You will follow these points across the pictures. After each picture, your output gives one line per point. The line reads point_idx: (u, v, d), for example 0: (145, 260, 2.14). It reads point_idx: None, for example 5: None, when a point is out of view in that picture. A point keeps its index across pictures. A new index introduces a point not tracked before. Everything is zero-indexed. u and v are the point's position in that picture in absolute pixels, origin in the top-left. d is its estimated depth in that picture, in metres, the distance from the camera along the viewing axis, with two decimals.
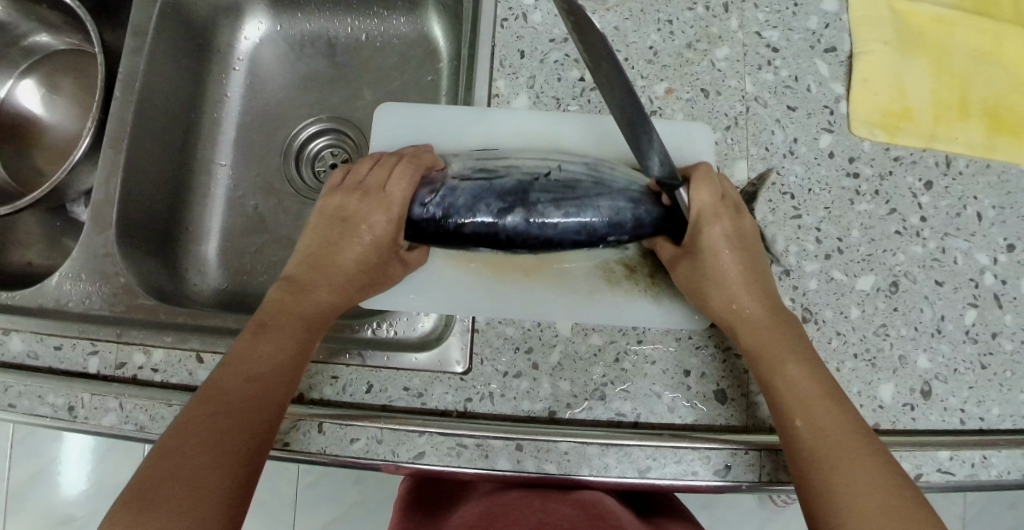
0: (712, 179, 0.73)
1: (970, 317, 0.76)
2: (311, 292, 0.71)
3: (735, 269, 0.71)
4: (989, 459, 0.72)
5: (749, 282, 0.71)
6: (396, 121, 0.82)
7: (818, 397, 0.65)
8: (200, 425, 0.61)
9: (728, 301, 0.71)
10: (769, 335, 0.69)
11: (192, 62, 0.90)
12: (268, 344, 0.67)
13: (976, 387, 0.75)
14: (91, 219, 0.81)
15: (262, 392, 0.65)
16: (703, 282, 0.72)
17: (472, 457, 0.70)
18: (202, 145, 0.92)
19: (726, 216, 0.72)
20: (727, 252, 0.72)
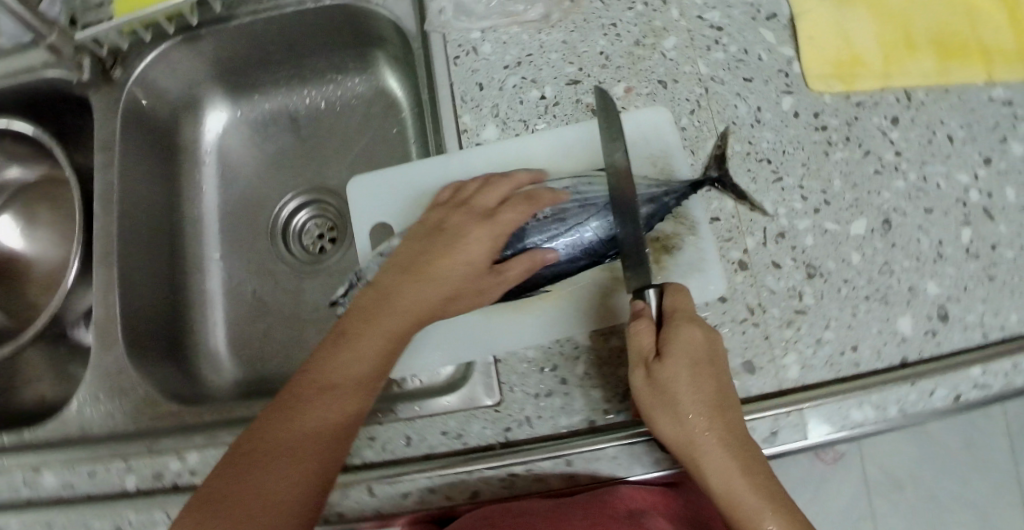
0: (686, 292, 0.70)
1: (966, 236, 0.77)
2: (396, 312, 0.69)
3: (706, 383, 0.66)
4: (1020, 366, 0.74)
5: (720, 405, 0.66)
6: (369, 206, 0.82)
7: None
8: (266, 441, 0.64)
9: (688, 433, 0.65)
10: (735, 479, 0.64)
11: (163, 164, 0.92)
12: (350, 364, 0.67)
13: (990, 301, 0.76)
14: (97, 337, 0.81)
15: (336, 416, 0.66)
16: (664, 405, 0.66)
17: (526, 483, 0.71)
18: (189, 242, 0.93)
19: (676, 338, 0.67)
20: (696, 365, 0.66)
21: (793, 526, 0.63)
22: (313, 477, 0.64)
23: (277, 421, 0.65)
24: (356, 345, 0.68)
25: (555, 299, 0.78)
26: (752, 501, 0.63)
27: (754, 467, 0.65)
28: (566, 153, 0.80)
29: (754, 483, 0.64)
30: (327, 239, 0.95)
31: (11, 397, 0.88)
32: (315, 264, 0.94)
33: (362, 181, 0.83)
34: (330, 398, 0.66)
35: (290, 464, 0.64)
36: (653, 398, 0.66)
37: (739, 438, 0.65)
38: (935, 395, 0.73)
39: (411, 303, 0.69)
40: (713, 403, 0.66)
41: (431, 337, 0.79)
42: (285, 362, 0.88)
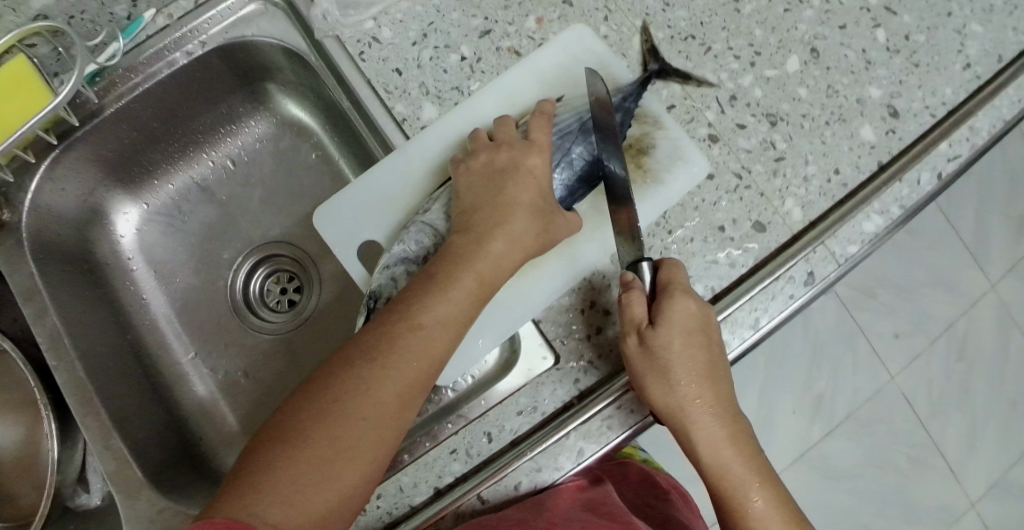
0: (679, 271, 0.71)
1: (881, 36, 0.83)
2: (472, 256, 0.68)
3: (701, 352, 0.69)
4: (975, 127, 0.80)
5: (713, 374, 0.70)
6: (342, 225, 0.79)
7: (756, 493, 0.69)
8: (341, 384, 0.61)
9: (680, 398, 0.69)
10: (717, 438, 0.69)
11: (93, 288, 0.83)
12: (432, 314, 0.64)
13: (924, 83, 0.82)
14: (117, 488, 0.73)
15: (418, 374, 0.63)
16: (659, 373, 0.68)
17: (623, 420, 0.71)
18: (158, 355, 0.85)
19: (670, 309, 0.69)
20: (692, 336, 0.69)
21: (767, 485, 0.70)
22: (393, 433, 0.62)
23: (352, 386, 0.61)
24: (442, 290, 0.66)
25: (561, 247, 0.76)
26: (734, 466, 0.69)
27: (737, 434, 0.70)
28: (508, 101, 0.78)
29: (733, 447, 0.69)
30: (292, 289, 0.89)
31: None
32: (298, 319, 0.87)
33: (327, 209, 0.79)
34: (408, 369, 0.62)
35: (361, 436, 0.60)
36: (648, 367, 0.69)
37: (726, 407, 0.70)
38: (921, 181, 0.78)
39: (482, 264, 0.67)
40: (703, 370, 0.69)
41: (467, 327, 0.75)
42: None
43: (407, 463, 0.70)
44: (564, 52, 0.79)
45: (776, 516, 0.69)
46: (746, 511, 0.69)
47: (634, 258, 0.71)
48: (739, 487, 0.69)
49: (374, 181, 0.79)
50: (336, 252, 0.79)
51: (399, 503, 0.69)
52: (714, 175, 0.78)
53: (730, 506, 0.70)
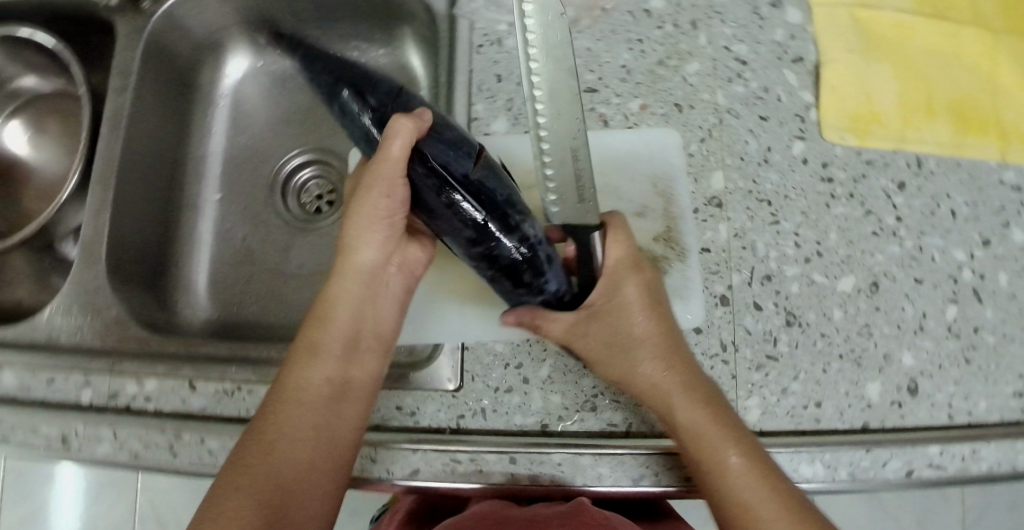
0: (622, 240, 0.74)
1: (951, 313, 0.77)
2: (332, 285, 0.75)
3: (654, 331, 0.72)
4: (980, 452, 0.73)
5: (667, 344, 0.72)
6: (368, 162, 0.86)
7: (738, 461, 0.68)
8: (241, 446, 0.70)
9: (641, 374, 0.71)
10: (693, 411, 0.69)
11: (177, 99, 0.94)
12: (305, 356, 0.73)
13: (962, 382, 0.76)
14: (82, 254, 0.84)
15: (288, 397, 0.71)
16: (619, 349, 0.72)
17: (466, 473, 0.72)
18: (192, 181, 0.96)
19: (624, 279, 0.73)
20: (648, 311, 0.73)
21: (749, 449, 0.68)
22: (282, 451, 0.69)
23: (243, 461, 0.68)
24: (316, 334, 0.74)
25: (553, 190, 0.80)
26: (712, 436, 0.68)
27: (709, 400, 0.70)
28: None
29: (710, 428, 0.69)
30: (325, 201, 0.96)
31: None
32: (311, 226, 0.95)
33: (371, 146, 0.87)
34: (288, 414, 0.70)
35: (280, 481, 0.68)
36: (605, 346, 0.72)
37: (691, 377, 0.71)
38: (888, 466, 0.72)
39: (354, 299, 0.75)
40: (658, 349, 0.72)
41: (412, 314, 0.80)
42: (260, 310, 0.91)
43: None
44: (642, 143, 0.81)
45: (752, 483, 0.67)
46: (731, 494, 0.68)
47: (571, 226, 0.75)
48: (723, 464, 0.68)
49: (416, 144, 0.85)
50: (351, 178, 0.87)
51: None
52: (701, 331, 0.76)
53: (716, 489, 0.69)
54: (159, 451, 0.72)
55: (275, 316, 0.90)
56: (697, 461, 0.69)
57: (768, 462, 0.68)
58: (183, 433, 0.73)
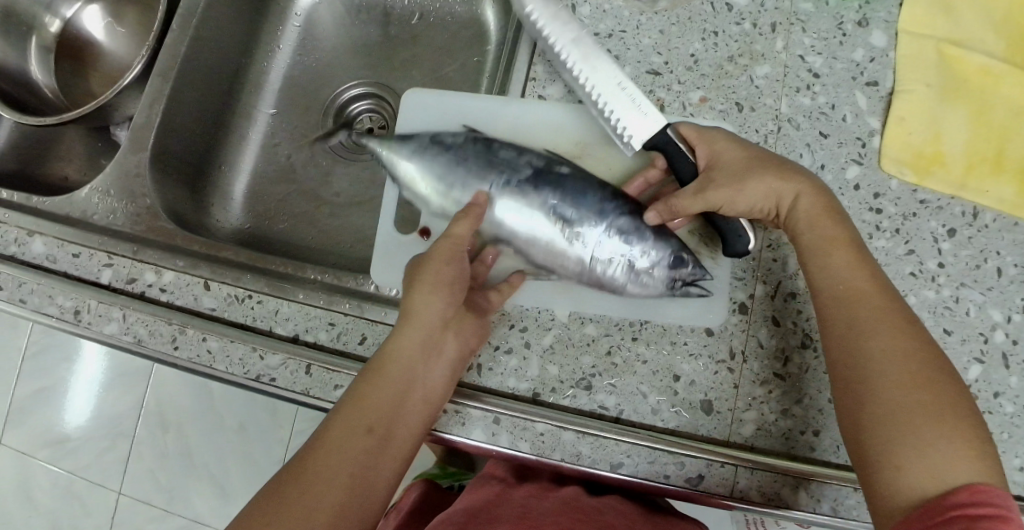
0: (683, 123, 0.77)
1: (973, 372, 0.75)
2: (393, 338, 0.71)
3: (760, 159, 0.72)
4: None
5: (778, 163, 0.72)
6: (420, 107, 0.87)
7: (857, 277, 0.68)
8: (278, 482, 0.65)
9: (761, 194, 0.71)
10: (812, 226, 0.70)
11: (250, 9, 0.96)
12: (358, 398, 0.68)
13: None
14: (130, 140, 0.86)
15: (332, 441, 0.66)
16: (739, 176, 0.72)
17: (448, 423, 0.72)
18: (249, 92, 0.98)
19: (719, 132, 0.74)
20: (749, 156, 0.73)
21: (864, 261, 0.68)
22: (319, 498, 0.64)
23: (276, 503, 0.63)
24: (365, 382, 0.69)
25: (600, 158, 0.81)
26: (829, 250, 0.69)
27: (829, 215, 0.70)
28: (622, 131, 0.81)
29: (826, 240, 0.69)
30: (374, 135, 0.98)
31: (42, 165, 0.94)
32: (356, 156, 0.96)
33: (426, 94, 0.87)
34: (331, 455, 0.66)
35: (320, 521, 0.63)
36: (724, 176, 0.72)
37: (813, 190, 0.71)
38: None
39: (413, 348, 0.70)
40: (772, 173, 0.71)
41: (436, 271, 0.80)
42: (290, 228, 0.92)
43: (298, 299, 0.76)
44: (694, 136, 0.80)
45: (867, 292, 0.67)
46: (864, 332, 0.65)
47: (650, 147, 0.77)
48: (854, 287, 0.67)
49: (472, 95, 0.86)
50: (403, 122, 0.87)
51: (266, 320, 0.76)
52: (712, 334, 0.74)
53: (844, 319, 0.66)
54: (162, 341, 0.75)
55: (303, 238, 0.92)
56: (827, 289, 0.68)
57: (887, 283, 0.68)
58: (188, 327, 0.74)
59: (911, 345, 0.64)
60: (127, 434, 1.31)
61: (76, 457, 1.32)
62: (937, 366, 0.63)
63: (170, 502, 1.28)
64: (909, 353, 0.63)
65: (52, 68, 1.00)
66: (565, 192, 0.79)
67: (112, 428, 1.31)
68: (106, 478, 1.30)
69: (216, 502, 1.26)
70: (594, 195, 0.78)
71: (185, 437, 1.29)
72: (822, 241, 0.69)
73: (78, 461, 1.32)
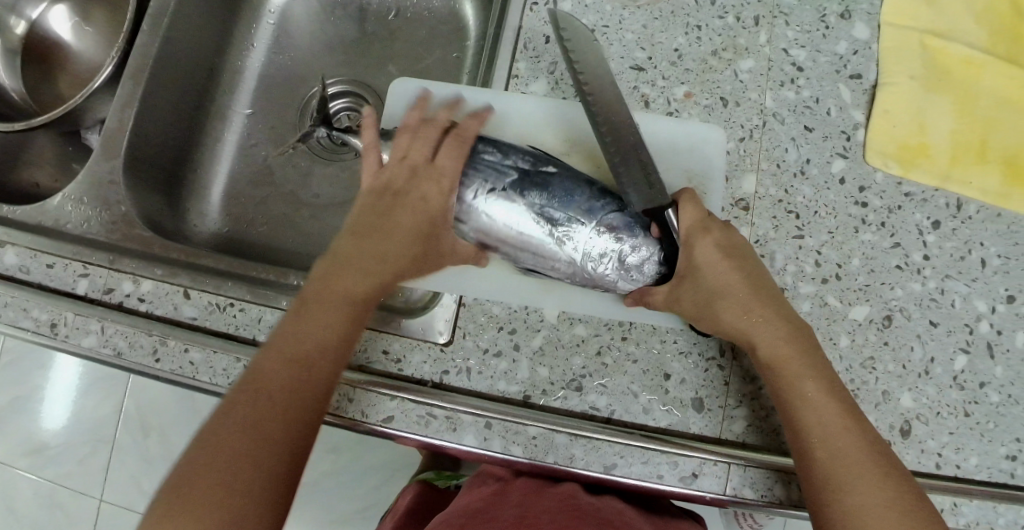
0: (696, 202, 0.73)
1: (959, 363, 0.75)
2: (355, 270, 0.70)
3: (740, 288, 0.70)
4: (959, 507, 0.72)
5: (754, 285, 0.70)
6: (401, 104, 0.85)
7: (830, 414, 0.66)
8: (229, 424, 0.63)
9: (733, 332, 0.70)
10: (789, 367, 0.68)
11: (223, 8, 0.93)
12: (310, 326, 0.67)
13: (955, 434, 0.74)
14: (102, 146, 0.83)
15: (295, 376, 0.65)
16: (713, 305, 0.70)
17: (439, 429, 0.71)
18: (224, 92, 0.95)
19: (711, 236, 0.72)
20: (730, 280, 0.70)
21: (836, 392, 0.68)
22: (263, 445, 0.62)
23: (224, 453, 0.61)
24: (319, 315, 0.68)
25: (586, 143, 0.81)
26: (802, 383, 0.67)
27: (803, 343, 0.69)
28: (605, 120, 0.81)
29: (802, 372, 0.68)
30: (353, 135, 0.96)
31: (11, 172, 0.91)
32: (334, 157, 0.93)
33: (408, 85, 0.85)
34: (287, 344, 0.67)
35: (253, 430, 0.63)
36: (698, 310, 0.71)
37: (786, 316, 0.70)
38: None
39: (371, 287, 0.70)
40: (754, 300, 0.70)
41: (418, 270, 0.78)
42: (271, 232, 0.90)
43: (282, 307, 0.75)
44: (678, 128, 0.80)
45: (840, 430, 0.66)
46: (835, 452, 0.65)
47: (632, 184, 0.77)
48: (817, 415, 0.66)
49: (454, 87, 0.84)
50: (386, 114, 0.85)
51: (249, 328, 0.74)
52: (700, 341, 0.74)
53: (819, 454, 0.66)
54: (143, 353, 0.73)
55: (284, 241, 0.90)
56: (801, 434, 0.67)
57: (858, 415, 0.67)
58: (169, 339, 0.73)
59: (883, 477, 0.64)
60: (108, 440, 1.26)
61: (56, 465, 1.27)
62: (910, 496, 0.64)
63: None
64: (867, 473, 0.64)
65: (18, 71, 0.96)
66: (553, 194, 0.78)
67: (94, 435, 1.27)
68: (87, 486, 1.26)
69: None
70: (583, 195, 0.78)
71: (168, 442, 1.25)
72: (791, 373, 0.68)
73: (58, 469, 1.27)
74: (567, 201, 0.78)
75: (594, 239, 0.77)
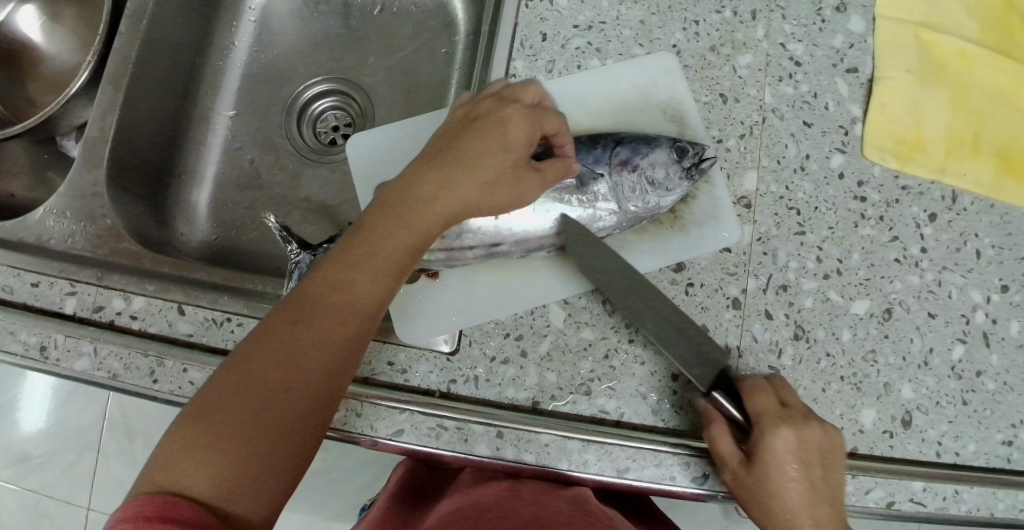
0: (766, 391, 0.70)
1: (957, 353, 0.76)
2: (425, 206, 0.66)
3: (802, 491, 0.65)
4: (960, 494, 0.73)
5: (818, 496, 0.65)
6: (374, 139, 0.82)
7: None
8: (271, 347, 0.61)
9: (779, 520, 0.66)
10: None
11: (202, 6, 0.89)
12: (371, 254, 0.65)
13: (955, 422, 0.75)
14: (83, 156, 0.80)
15: (353, 311, 0.63)
16: (763, 494, 0.66)
17: (451, 440, 0.70)
18: (206, 94, 0.92)
19: (791, 426, 0.67)
20: (785, 479, 0.66)
21: None
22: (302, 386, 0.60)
23: (259, 384, 0.59)
24: (380, 244, 0.65)
25: (589, 126, 0.81)
26: None
27: None
28: (605, 104, 0.80)
29: None
30: (341, 134, 0.93)
31: None
32: (322, 155, 0.91)
33: (370, 134, 0.83)
34: (342, 274, 0.64)
35: (286, 362, 0.60)
36: (746, 496, 0.67)
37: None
38: (870, 495, 0.72)
39: (437, 224, 0.66)
40: (813, 504, 0.65)
41: (444, 306, 0.76)
42: (259, 238, 0.88)
43: None
44: (678, 125, 0.80)
45: None
46: None
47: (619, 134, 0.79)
48: None
49: (417, 120, 0.82)
50: (358, 164, 0.82)
51: None
52: (730, 251, 0.76)
53: None
54: (140, 375, 0.71)
55: (275, 245, 0.87)
56: None
57: None
58: (166, 359, 0.71)
59: None
60: (94, 447, 1.22)
61: (41, 474, 1.23)
62: None
63: None
64: None
65: None
66: None
67: (78, 441, 1.22)
68: (74, 494, 1.22)
69: None
70: (581, 152, 0.79)
71: (154, 446, 1.20)
72: None
73: (43, 477, 1.23)
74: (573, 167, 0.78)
75: (618, 183, 0.78)
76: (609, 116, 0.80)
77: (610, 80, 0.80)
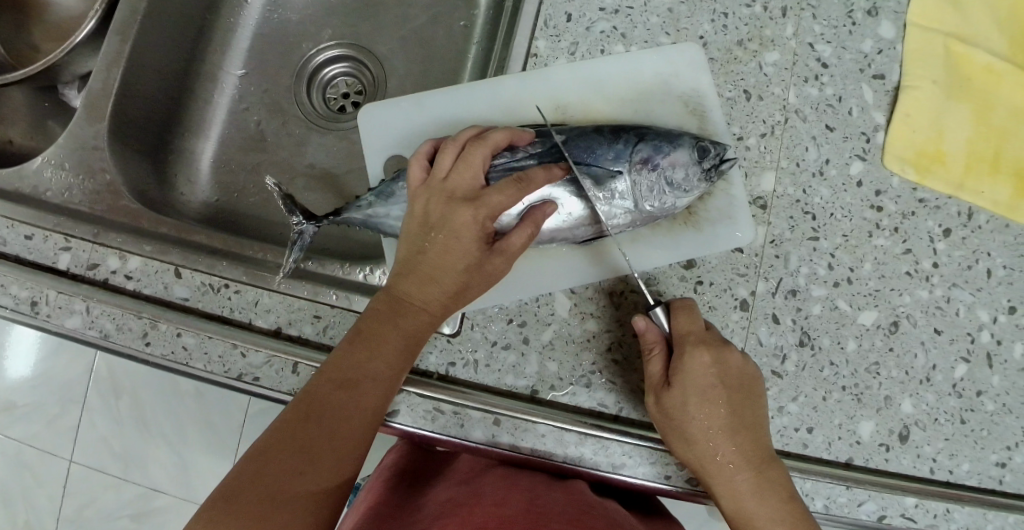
0: (691, 313, 0.70)
1: (960, 371, 0.75)
2: (409, 312, 0.68)
3: (720, 418, 0.68)
4: (951, 513, 0.72)
5: (734, 424, 0.68)
6: (386, 111, 0.80)
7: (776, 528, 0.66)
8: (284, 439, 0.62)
9: (697, 449, 0.67)
10: (749, 500, 0.67)
11: None
12: (365, 357, 0.66)
13: (951, 440, 0.74)
14: (84, 108, 0.77)
15: (357, 398, 0.65)
16: (683, 421, 0.68)
17: (446, 424, 0.69)
18: (214, 51, 0.89)
19: (710, 351, 0.68)
20: (703, 404, 0.68)
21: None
22: (325, 471, 0.63)
23: (280, 467, 0.61)
24: (371, 349, 0.66)
25: (608, 113, 0.78)
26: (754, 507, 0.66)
27: (764, 486, 0.66)
28: (625, 92, 0.78)
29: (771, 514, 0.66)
30: (351, 101, 0.91)
31: None
32: (331, 122, 0.89)
33: (383, 104, 0.80)
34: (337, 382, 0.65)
35: (301, 451, 0.62)
36: (665, 426, 0.68)
37: (755, 460, 0.67)
38: (862, 507, 0.72)
39: (423, 324, 0.68)
40: (729, 431, 0.68)
41: None
42: (262, 202, 0.85)
43: (278, 289, 0.71)
44: (698, 119, 0.78)
45: None
46: None
47: (642, 129, 0.77)
48: None
49: (433, 93, 0.80)
50: (369, 133, 0.80)
51: (245, 311, 0.70)
52: (742, 251, 0.75)
53: None
54: (132, 336, 0.69)
55: (277, 211, 0.85)
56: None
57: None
58: (160, 322, 0.69)
59: None
60: (79, 399, 1.20)
61: (25, 423, 1.21)
62: None
63: (126, 470, 1.19)
64: None
65: None
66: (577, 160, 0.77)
67: (63, 394, 1.20)
68: (57, 446, 1.21)
69: (174, 471, 1.18)
70: (602, 145, 0.77)
71: (140, 404, 1.19)
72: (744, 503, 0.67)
73: (27, 427, 1.21)
74: (593, 162, 0.77)
75: (637, 182, 0.77)
76: (630, 107, 0.78)
77: (634, 69, 0.78)
